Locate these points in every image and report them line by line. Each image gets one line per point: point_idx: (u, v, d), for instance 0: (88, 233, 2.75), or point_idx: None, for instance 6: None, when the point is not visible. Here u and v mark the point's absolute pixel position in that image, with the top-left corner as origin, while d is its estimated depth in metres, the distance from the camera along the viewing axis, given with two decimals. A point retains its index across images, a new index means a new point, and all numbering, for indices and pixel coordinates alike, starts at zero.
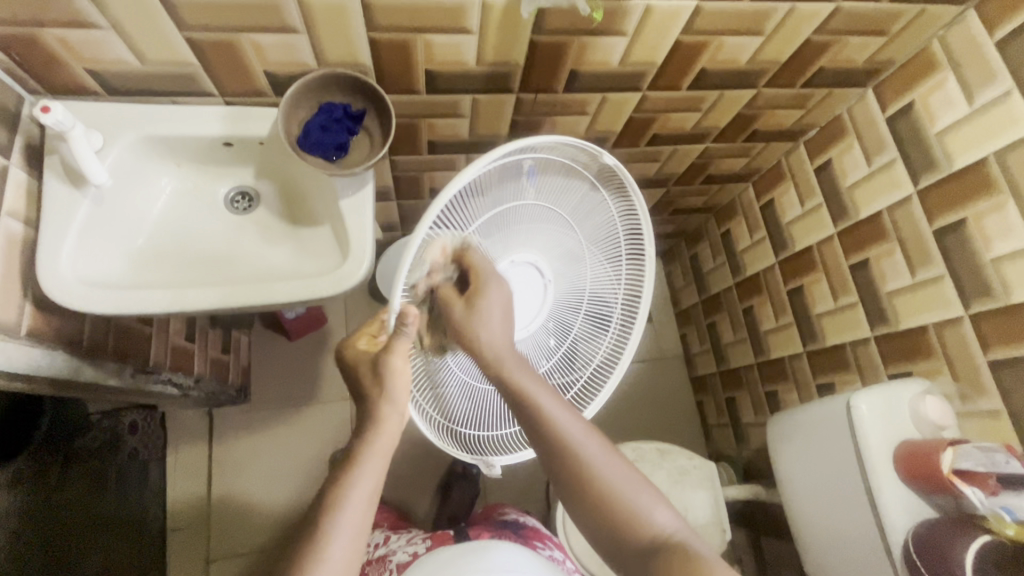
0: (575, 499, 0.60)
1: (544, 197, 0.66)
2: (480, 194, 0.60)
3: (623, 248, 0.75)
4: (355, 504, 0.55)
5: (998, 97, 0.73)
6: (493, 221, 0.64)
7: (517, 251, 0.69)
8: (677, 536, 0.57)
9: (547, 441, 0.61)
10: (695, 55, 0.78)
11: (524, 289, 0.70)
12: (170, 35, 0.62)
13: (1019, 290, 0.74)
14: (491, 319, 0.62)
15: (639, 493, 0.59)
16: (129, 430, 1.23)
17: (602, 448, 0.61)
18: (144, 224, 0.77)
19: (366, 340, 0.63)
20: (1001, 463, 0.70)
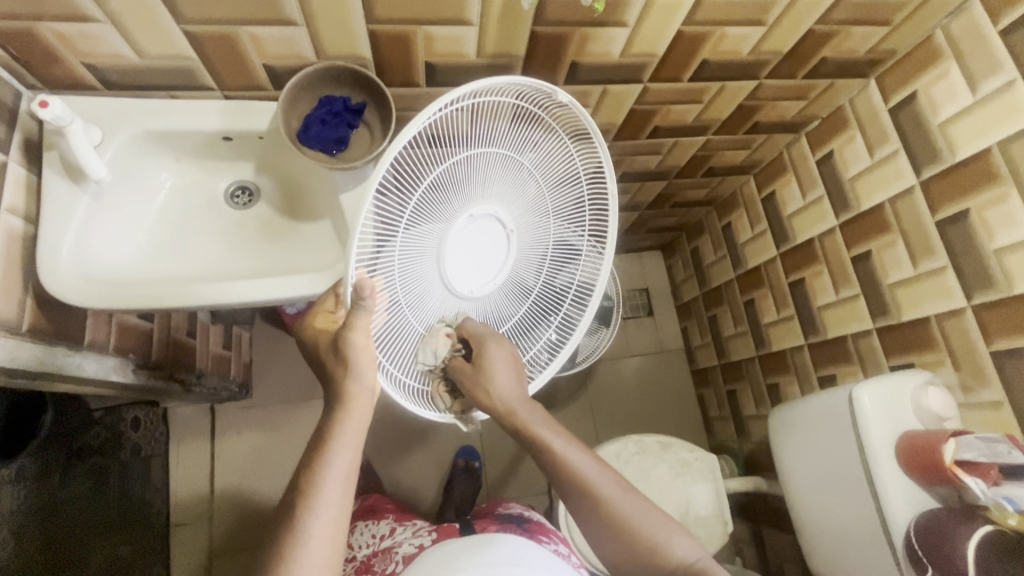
0: (598, 536, 0.62)
1: (510, 144, 0.62)
2: (434, 137, 0.55)
3: (584, 204, 0.71)
4: (332, 485, 0.55)
5: (1002, 87, 0.73)
6: (459, 169, 0.59)
7: (477, 204, 0.62)
8: (700, 563, 0.58)
9: (565, 482, 0.63)
10: (697, 46, 0.78)
11: (481, 245, 0.65)
12: (168, 28, 0.62)
13: (1021, 281, 0.74)
14: (500, 375, 0.65)
15: (659, 523, 0.61)
16: (132, 426, 1.25)
17: (620, 483, 0.63)
18: (143, 219, 0.77)
19: (324, 317, 0.62)
20: (1004, 453, 0.69)
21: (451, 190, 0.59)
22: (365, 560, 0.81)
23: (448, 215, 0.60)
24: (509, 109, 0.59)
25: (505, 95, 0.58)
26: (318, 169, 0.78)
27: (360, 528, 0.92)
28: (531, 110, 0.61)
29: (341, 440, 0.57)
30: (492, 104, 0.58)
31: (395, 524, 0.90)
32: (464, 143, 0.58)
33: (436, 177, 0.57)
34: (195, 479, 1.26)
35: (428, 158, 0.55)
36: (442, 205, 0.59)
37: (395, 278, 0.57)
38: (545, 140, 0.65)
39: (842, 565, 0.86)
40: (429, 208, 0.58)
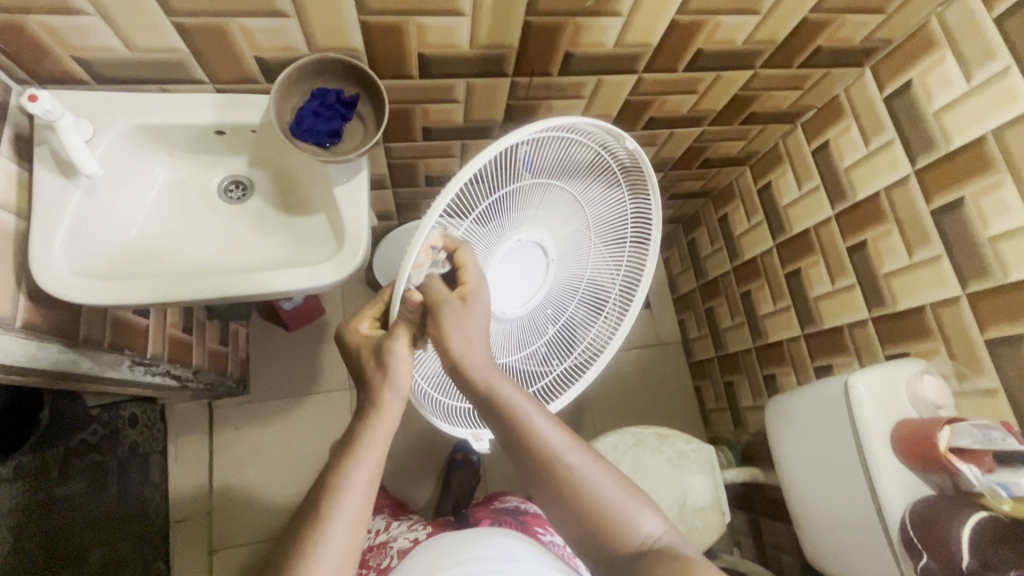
0: (556, 504, 0.58)
1: (555, 173, 0.60)
2: (496, 171, 0.54)
3: (627, 231, 0.71)
4: (354, 494, 0.54)
5: (996, 74, 0.73)
6: (503, 202, 0.57)
7: (523, 230, 0.62)
8: (663, 540, 0.57)
9: (526, 454, 0.58)
10: (691, 35, 0.78)
11: (524, 269, 0.65)
12: (157, 20, 0.61)
13: (1016, 268, 0.74)
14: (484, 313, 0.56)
15: (625, 499, 0.58)
16: (129, 423, 1.25)
17: (586, 457, 0.58)
18: (137, 213, 0.77)
19: (369, 322, 0.60)
20: (998, 439, 0.70)
21: (502, 218, 0.59)
22: (361, 555, 0.81)
23: (495, 241, 0.60)
24: (571, 144, 0.58)
25: (569, 132, 0.56)
26: (312, 162, 0.77)
27: None
28: (592, 145, 0.60)
29: (369, 448, 0.56)
30: (555, 140, 0.56)
31: (391, 518, 0.90)
32: (522, 175, 0.57)
33: (490, 206, 0.56)
34: (195, 475, 1.26)
35: (485, 191, 0.54)
36: (491, 232, 0.59)
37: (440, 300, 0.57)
38: (598, 172, 0.64)
39: (837, 553, 0.86)
40: (480, 235, 0.58)
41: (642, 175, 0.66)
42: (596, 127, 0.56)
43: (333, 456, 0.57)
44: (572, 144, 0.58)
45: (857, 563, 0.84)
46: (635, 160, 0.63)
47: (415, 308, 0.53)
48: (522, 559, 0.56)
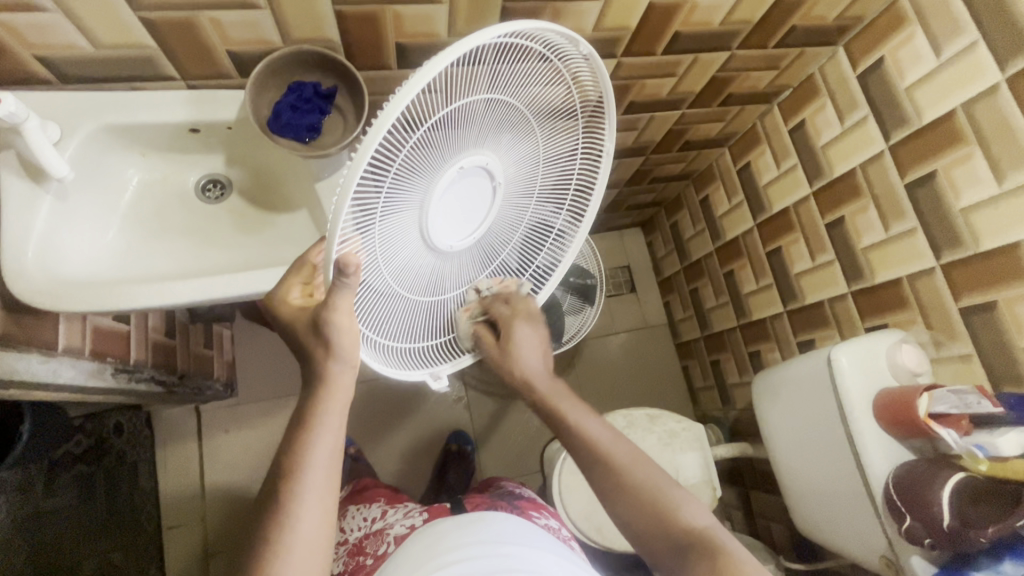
0: (609, 494, 0.61)
1: (503, 88, 0.53)
2: (439, 85, 0.46)
3: (579, 150, 0.66)
4: (317, 471, 0.53)
5: (965, 48, 0.74)
6: (449, 125, 0.50)
7: (468, 157, 0.55)
8: (710, 530, 0.56)
9: (581, 447, 0.64)
10: (668, 18, 0.78)
11: (470, 198, 0.59)
12: (122, 15, 0.59)
13: (987, 238, 0.76)
14: (528, 355, 0.72)
15: (673, 489, 0.60)
16: (115, 431, 1.22)
17: (634, 451, 0.63)
18: (113, 215, 0.75)
19: (303, 294, 0.57)
20: (974, 404, 0.72)
21: (447, 141, 0.51)
22: (357, 543, 0.81)
23: (439, 167, 0.53)
24: (514, 49, 0.51)
25: (516, 38, 0.50)
26: (291, 157, 0.76)
27: (351, 512, 0.91)
28: (540, 53, 0.53)
29: (326, 421, 0.54)
30: (499, 49, 0.49)
31: (387, 506, 0.89)
32: (465, 92, 0.50)
33: (433, 130, 0.49)
34: (186, 480, 1.26)
35: (426, 110, 0.47)
36: (434, 164, 0.51)
37: (376, 239, 0.50)
38: (547, 82, 0.57)
39: (825, 520, 0.89)
40: (422, 171, 0.51)
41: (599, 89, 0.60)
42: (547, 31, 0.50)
43: (290, 432, 0.54)
44: (516, 52, 0.51)
45: (841, 526, 0.87)
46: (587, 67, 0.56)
47: (357, 272, 0.44)
48: (521, 541, 0.56)
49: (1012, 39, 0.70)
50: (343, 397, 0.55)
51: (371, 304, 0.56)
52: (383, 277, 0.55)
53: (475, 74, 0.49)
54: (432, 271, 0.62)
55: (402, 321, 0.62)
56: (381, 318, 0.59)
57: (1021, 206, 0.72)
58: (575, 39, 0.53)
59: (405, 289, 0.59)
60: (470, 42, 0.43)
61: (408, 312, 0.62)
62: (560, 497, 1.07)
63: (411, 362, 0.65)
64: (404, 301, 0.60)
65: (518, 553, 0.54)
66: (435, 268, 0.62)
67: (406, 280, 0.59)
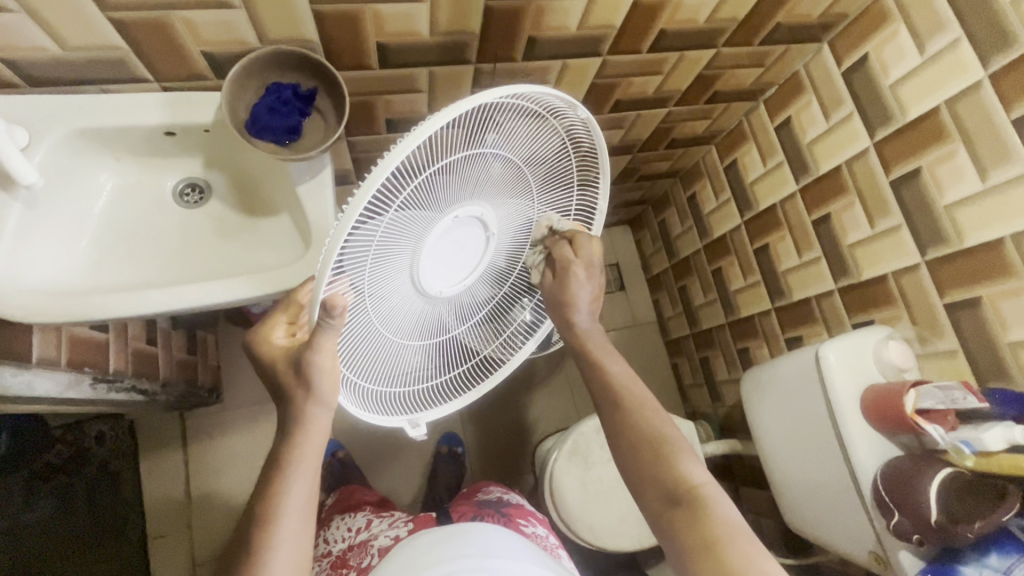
0: (614, 428, 0.60)
1: (490, 140, 0.53)
2: (440, 139, 0.48)
3: (572, 177, 0.66)
4: (293, 515, 0.53)
5: (948, 45, 0.75)
6: (437, 184, 0.50)
7: (463, 206, 0.55)
8: (704, 488, 0.54)
9: (597, 383, 0.63)
10: (654, 15, 0.77)
11: (465, 243, 0.59)
12: (90, 16, 0.57)
13: (971, 234, 0.77)
14: (580, 292, 0.66)
15: (679, 442, 0.58)
16: (97, 440, 1.18)
17: (649, 398, 0.61)
18: (86, 225, 0.72)
19: (285, 334, 0.58)
20: (959, 399, 0.72)
21: (445, 192, 0.52)
22: (341, 556, 0.80)
23: (437, 217, 0.53)
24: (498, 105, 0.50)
25: (518, 98, 0.52)
26: (270, 160, 0.74)
27: (336, 522, 0.90)
28: (541, 113, 0.55)
29: (301, 462, 0.55)
30: (502, 107, 0.51)
31: (371, 515, 0.88)
32: (452, 151, 0.50)
33: (432, 182, 0.50)
34: (171, 486, 1.24)
35: (426, 162, 0.48)
36: (426, 218, 0.52)
37: (365, 283, 0.51)
38: (534, 125, 0.57)
39: (816, 518, 0.90)
40: (413, 225, 0.51)
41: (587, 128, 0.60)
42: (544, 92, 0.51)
43: (266, 474, 0.55)
44: (501, 105, 0.51)
45: (831, 523, 0.87)
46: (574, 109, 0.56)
47: (343, 313, 0.46)
48: (504, 554, 0.55)
49: (994, 36, 0.70)
50: (316, 440, 0.56)
51: (354, 345, 0.55)
52: (369, 321, 0.55)
53: (461, 134, 0.49)
54: (421, 316, 0.62)
55: (387, 364, 0.61)
56: (365, 361, 0.58)
57: (1004, 203, 0.72)
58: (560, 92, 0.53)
59: (390, 332, 0.59)
60: (475, 102, 0.45)
61: (394, 357, 0.62)
62: (552, 500, 1.06)
63: (392, 408, 0.64)
64: (389, 345, 0.60)
65: (501, 566, 0.53)
66: (425, 314, 0.62)
67: (393, 325, 0.59)
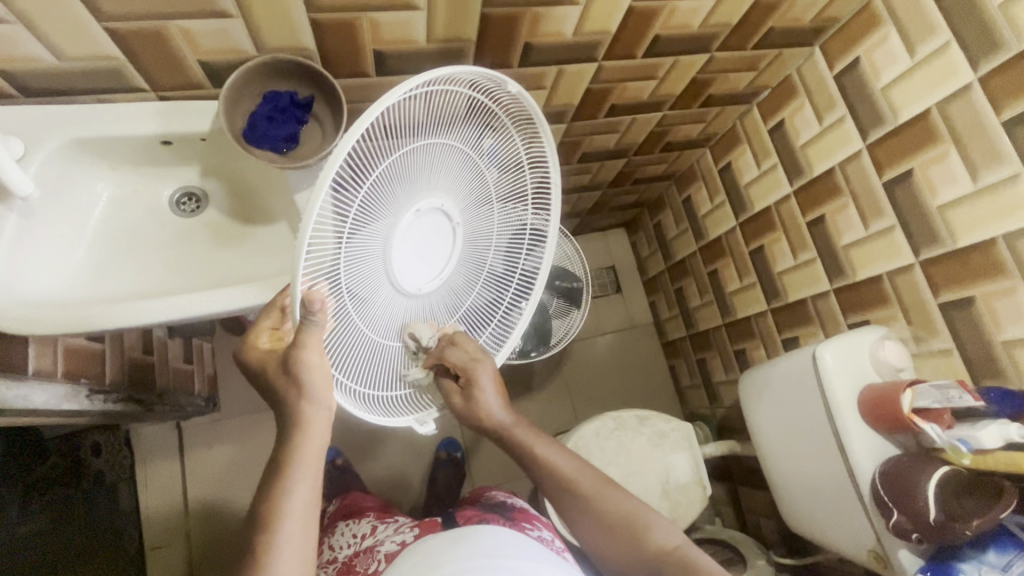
0: (581, 519, 0.64)
1: (437, 132, 0.56)
2: (387, 125, 0.50)
3: (529, 171, 0.68)
4: (293, 521, 0.53)
5: (938, 48, 0.76)
6: (390, 174, 0.53)
7: (422, 199, 0.57)
8: (681, 547, 0.60)
9: (550, 481, 0.66)
10: (648, 21, 0.78)
11: (431, 238, 0.61)
12: (87, 26, 0.57)
13: (964, 234, 0.78)
14: (487, 398, 0.68)
15: (641, 509, 0.63)
16: (92, 451, 1.17)
17: (598, 478, 0.65)
18: (80, 234, 0.72)
19: (269, 337, 0.58)
20: (955, 398, 0.73)
21: (399, 182, 0.54)
22: (347, 562, 0.79)
23: (396, 207, 0.55)
24: (440, 96, 0.53)
25: (459, 85, 0.54)
26: (267, 167, 0.74)
27: (340, 529, 0.90)
28: (484, 105, 0.59)
29: (300, 471, 0.55)
30: (443, 95, 0.54)
31: (376, 522, 0.87)
32: (403, 141, 0.52)
33: (382, 172, 0.52)
34: (169, 497, 1.23)
35: (377, 149, 0.50)
36: (387, 209, 0.54)
37: (340, 278, 0.51)
38: (479, 118, 0.60)
39: (816, 519, 0.90)
40: (375, 217, 0.53)
41: (529, 116, 0.63)
42: (479, 78, 0.54)
43: (266, 487, 0.55)
44: (443, 96, 0.54)
45: (831, 524, 0.88)
46: (512, 96, 0.59)
47: (322, 309, 0.46)
48: (516, 553, 0.56)
49: (984, 40, 0.71)
50: (315, 449, 0.56)
51: (340, 348, 0.55)
52: (350, 321, 0.55)
53: (409, 125, 0.52)
54: (399, 317, 0.62)
55: (375, 368, 0.61)
56: (352, 365, 0.58)
57: (996, 204, 0.73)
58: (497, 77, 0.56)
59: (375, 333, 0.59)
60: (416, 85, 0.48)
61: (379, 362, 0.61)
62: (553, 506, 1.06)
63: (394, 409, 0.64)
64: (376, 347, 0.60)
65: (514, 565, 0.53)
66: (403, 315, 0.62)
67: (376, 326, 0.59)
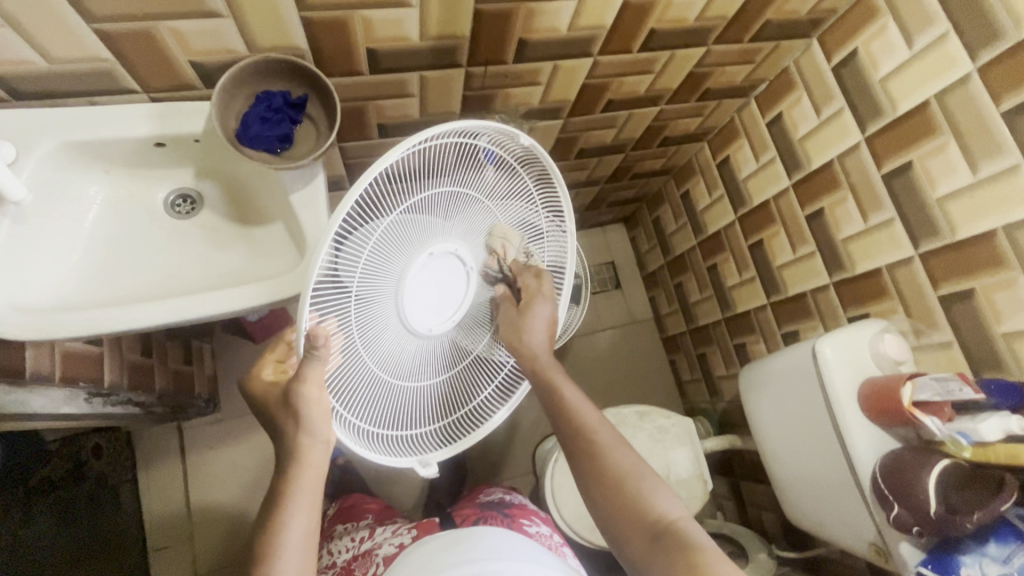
0: (584, 472, 0.61)
1: (451, 181, 0.59)
2: (404, 171, 0.53)
3: (540, 214, 0.70)
4: (295, 531, 0.54)
5: (936, 39, 0.75)
6: (405, 219, 0.55)
7: (436, 242, 0.60)
8: (680, 521, 0.56)
9: (566, 427, 0.64)
10: (644, 15, 0.77)
11: (445, 281, 0.62)
12: (75, 28, 0.56)
13: (963, 227, 0.77)
14: (536, 329, 0.68)
15: (650, 480, 0.59)
16: (94, 454, 1.16)
17: (615, 438, 0.63)
18: (75, 239, 0.71)
19: (274, 368, 0.58)
20: (955, 391, 0.73)
21: (413, 227, 0.56)
22: (345, 566, 0.80)
23: (409, 251, 0.57)
24: (454, 147, 0.57)
25: (470, 138, 0.58)
26: (261, 167, 0.73)
27: (339, 533, 0.90)
28: (498, 155, 0.62)
29: (302, 482, 0.55)
30: (455, 149, 0.57)
31: (374, 525, 0.88)
32: (418, 189, 0.55)
33: (398, 218, 0.54)
34: (171, 499, 1.23)
35: (390, 196, 0.53)
36: (401, 251, 0.56)
37: (350, 317, 0.52)
38: (491, 167, 0.63)
39: (817, 513, 0.90)
40: (389, 259, 0.55)
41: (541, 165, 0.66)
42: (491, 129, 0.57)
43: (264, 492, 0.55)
44: (457, 147, 0.57)
45: (831, 517, 0.88)
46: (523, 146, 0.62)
47: (326, 343, 0.47)
48: (513, 556, 0.55)
49: (982, 30, 0.70)
50: (314, 461, 0.56)
51: (347, 385, 0.56)
52: (361, 360, 0.56)
53: (423, 172, 0.55)
54: (413, 358, 0.63)
55: (384, 407, 0.61)
56: (360, 403, 0.58)
57: (995, 195, 0.73)
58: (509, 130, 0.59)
59: (385, 372, 0.60)
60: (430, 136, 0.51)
61: (389, 401, 0.61)
62: (554, 504, 1.07)
63: (396, 449, 0.62)
64: (386, 385, 0.60)
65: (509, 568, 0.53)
66: (417, 356, 0.63)
67: (387, 365, 0.60)
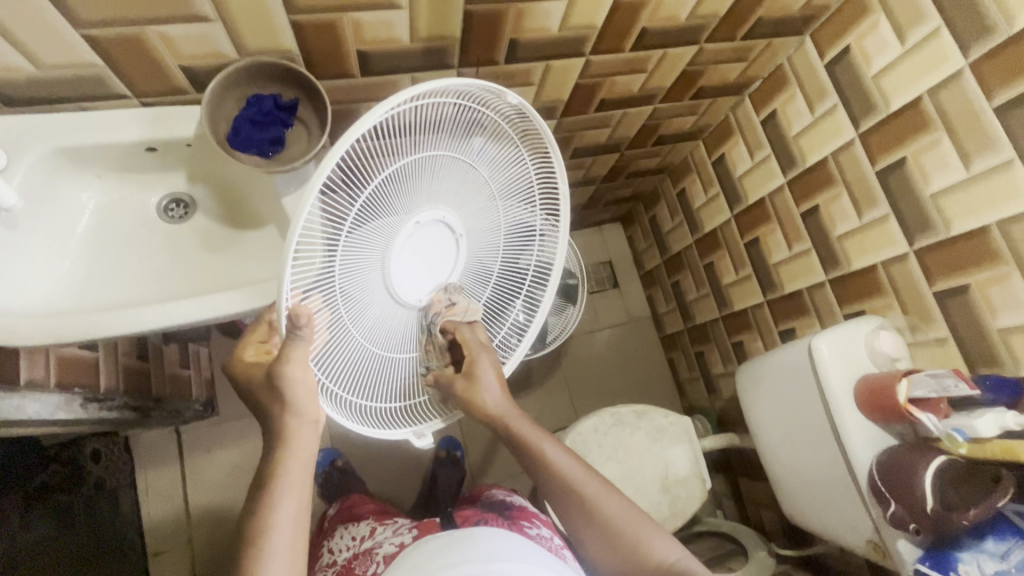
0: (580, 524, 0.65)
1: (443, 146, 0.57)
2: (391, 133, 0.51)
3: (537, 194, 0.68)
4: (282, 537, 0.53)
5: (928, 35, 0.75)
6: (391, 183, 0.54)
7: (423, 210, 0.58)
8: (680, 563, 0.61)
9: (554, 484, 0.66)
10: (635, 14, 0.77)
11: (432, 250, 0.61)
12: (64, 34, 0.56)
13: (958, 223, 0.77)
14: (489, 388, 0.66)
15: (641, 524, 0.63)
16: (92, 458, 1.15)
17: (603, 486, 0.66)
18: (68, 244, 0.71)
19: (255, 349, 0.58)
20: (951, 387, 0.72)
21: (400, 192, 0.55)
22: (346, 564, 0.79)
23: (393, 220, 0.56)
24: (446, 109, 0.55)
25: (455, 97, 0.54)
26: (254, 171, 0.73)
27: (340, 533, 0.89)
28: (494, 121, 0.59)
29: (290, 487, 0.55)
30: (447, 111, 0.55)
31: (375, 525, 0.88)
32: (407, 151, 0.54)
33: (384, 181, 0.53)
34: (170, 503, 1.24)
35: (378, 160, 0.51)
36: (387, 215, 0.55)
37: (332, 281, 0.52)
38: (487, 133, 0.60)
39: (815, 511, 0.90)
40: (374, 222, 0.54)
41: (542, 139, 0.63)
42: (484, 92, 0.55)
43: (258, 495, 0.55)
44: (451, 109, 0.55)
45: (829, 515, 0.88)
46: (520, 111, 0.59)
47: (309, 323, 0.47)
48: (511, 556, 0.55)
49: (973, 25, 0.70)
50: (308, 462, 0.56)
51: (334, 359, 0.56)
52: (344, 327, 0.55)
53: (411, 133, 0.53)
54: (399, 327, 0.62)
55: (369, 376, 0.61)
56: (342, 372, 0.58)
57: (989, 191, 0.73)
58: (507, 94, 0.56)
59: (373, 344, 0.60)
60: (419, 94, 0.49)
61: (373, 370, 0.61)
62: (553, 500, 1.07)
63: (381, 421, 0.63)
64: (371, 354, 0.60)
65: (507, 568, 0.53)
66: (402, 325, 0.63)
67: (371, 333, 0.59)
